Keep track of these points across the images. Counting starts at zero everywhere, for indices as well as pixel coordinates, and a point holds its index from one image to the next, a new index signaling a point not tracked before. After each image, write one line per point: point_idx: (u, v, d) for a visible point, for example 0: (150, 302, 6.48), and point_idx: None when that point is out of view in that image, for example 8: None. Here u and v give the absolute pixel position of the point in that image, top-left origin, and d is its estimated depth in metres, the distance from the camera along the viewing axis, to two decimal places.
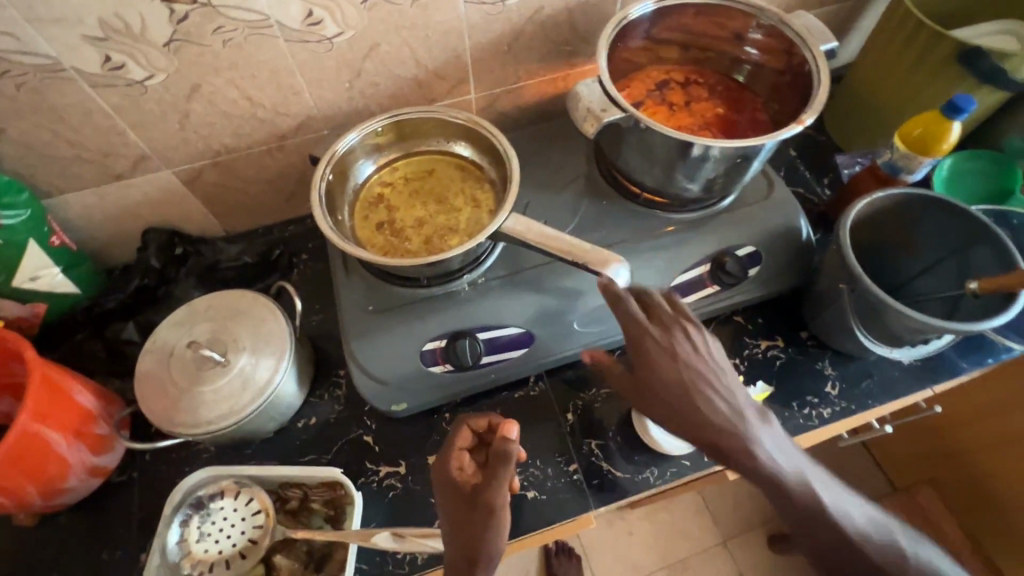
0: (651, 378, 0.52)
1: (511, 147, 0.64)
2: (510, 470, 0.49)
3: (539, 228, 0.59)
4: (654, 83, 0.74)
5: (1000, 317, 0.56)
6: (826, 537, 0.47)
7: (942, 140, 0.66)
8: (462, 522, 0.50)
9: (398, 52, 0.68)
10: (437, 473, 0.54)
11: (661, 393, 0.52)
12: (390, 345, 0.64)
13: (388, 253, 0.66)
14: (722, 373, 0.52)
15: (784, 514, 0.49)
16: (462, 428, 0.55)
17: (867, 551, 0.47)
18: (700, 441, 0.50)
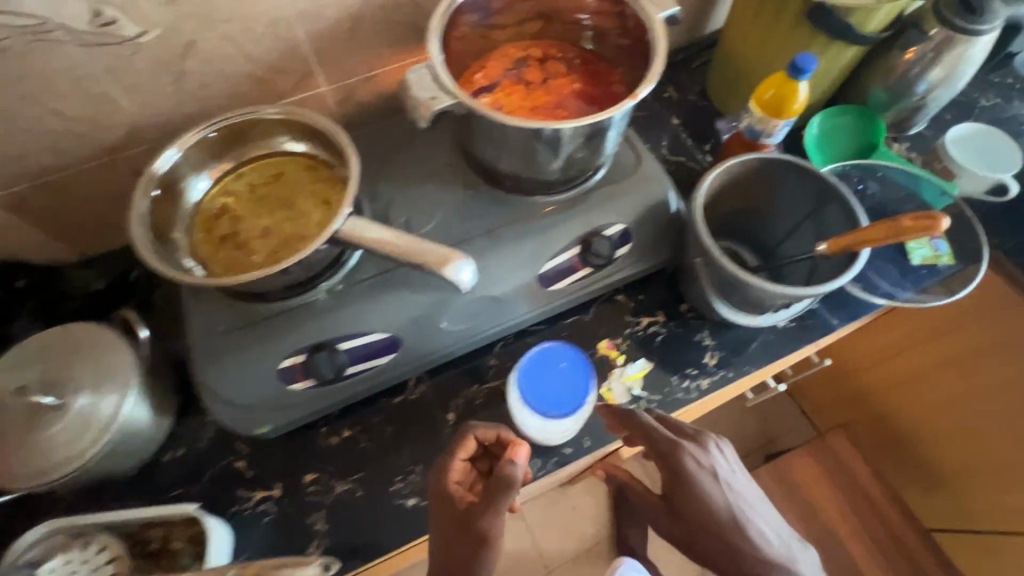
0: (687, 495, 0.56)
1: (350, 143, 0.60)
2: (510, 498, 0.51)
3: (377, 230, 0.55)
4: (511, 61, 0.71)
5: (839, 279, 0.57)
6: None
7: (791, 101, 0.65)
8: (453, 538, 0.53)
9: (220, 49, 0.62)
10: (435, 480, 0.57)
11: (695, 520, 0.56)
12: (245, 366, 0.61)
13: (232, 269, 0.61)
14: (733, 490, 0.57)
15: None
16: (467, 440, 0.59)
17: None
18: (705, 542, 0.56)
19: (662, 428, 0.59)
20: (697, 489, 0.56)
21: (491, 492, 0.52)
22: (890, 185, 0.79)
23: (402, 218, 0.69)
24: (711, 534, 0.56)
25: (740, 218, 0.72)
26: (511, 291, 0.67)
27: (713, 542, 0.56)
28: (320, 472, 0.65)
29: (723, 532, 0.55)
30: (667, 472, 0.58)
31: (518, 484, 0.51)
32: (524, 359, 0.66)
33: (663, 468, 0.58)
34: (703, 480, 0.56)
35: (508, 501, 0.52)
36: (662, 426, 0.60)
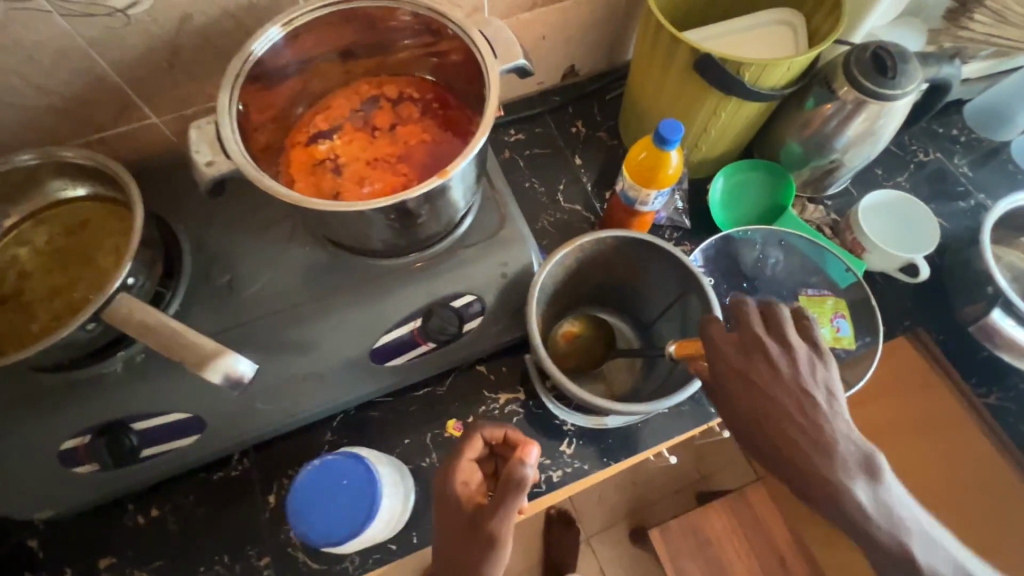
0: (743, 395, 0.44)
1: (137, 199, 0.52)
2: (519, 499, 0.45)
3: (145, 314, 0.48)
4: (360, 100, 0.63)
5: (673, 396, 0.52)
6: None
7: (661, 170, 0.57)
8: (460, 546, 0.46)
9: (0, 81, 0.54)
10: (442, 478, 0.51)
11: (757, 392, 0.43)
12: (14, 449, 0.53)
13: (6, 336, 0.54)
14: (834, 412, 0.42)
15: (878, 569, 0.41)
16: (477, 439, 0.53)
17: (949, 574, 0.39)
18: (800, 484, 0.41)
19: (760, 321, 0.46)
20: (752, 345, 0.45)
21: (501, 493, 0.46)
22: (793, 253, 0.71)
23: (225, 275, 0.61)
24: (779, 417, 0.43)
25: (615, 289, 0.66)
26: (341, 367, 0.61)
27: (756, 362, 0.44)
28: (118, 557, 0.60)
29: (781, 450, 0.42)
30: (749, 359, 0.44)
31: (528, 486, 0.46)
32: (303, 475, 0.55)
33: (745, 420, 0.44)
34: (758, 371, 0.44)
35: (516, 503, 0.46)
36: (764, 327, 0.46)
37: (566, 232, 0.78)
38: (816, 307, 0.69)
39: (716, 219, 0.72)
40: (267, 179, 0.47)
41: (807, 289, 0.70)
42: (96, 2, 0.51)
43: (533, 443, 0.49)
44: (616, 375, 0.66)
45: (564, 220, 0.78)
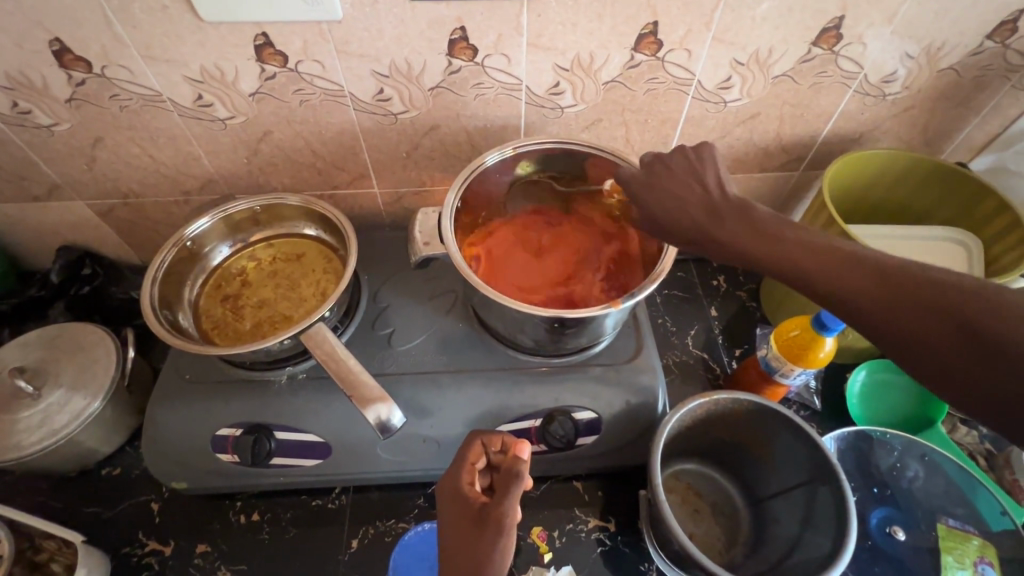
0: (728, 226, 0.47)
1: (355, 251, 0.63)
2: (524, 485, 0.45)
3: (333, 346, 0.57)
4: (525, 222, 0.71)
5: None
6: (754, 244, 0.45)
7: (814, 351, 0.62)
8: (465, 542, 0.44)
9: (292, 141, 0.71)
10: (446, 482, 0.49)
11: (749, 251, 0.46)
12: (184, 421, 0.62)
13: (218, 328, 0.66)
14: (771, 238, 0.45)
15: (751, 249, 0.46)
16: (475, 443, 0.52)
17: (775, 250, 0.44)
18: (723, 228, 0.47)
19: (750, 251, 0.46)
20: (653, 196, 0.53)
21: (506, 482, 0.46)
22: (937, 473, 0.65)
23: (386, 328, 0.69)
24: (726, 229, 0.47)
25: (733, 452, 0.66)
26: (456, 440, 0.64)
27: (748, 236, 0.46)
28: (212, 548, 0.65)
29: (806, 247, 0.43)
30: (687, 201, 0.51)
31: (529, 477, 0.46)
32: (411, 533, 0.65)
33: (750, 243, 0.46)
34: (665, 162, 0.55)
35: (521, 490, 0.46)
36: (757, 245, 0.45)
37: (690, 375, 0.78)
38: (957, 542, 0.61)
39: (851, 412, 0.71)
40: (461, 265, 0.56)
41: (947, 518, 0.63)
42: (381, 106, 0.67)
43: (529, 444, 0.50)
44: (712, 542, 0.63)
45: (689, 363, 0.80)
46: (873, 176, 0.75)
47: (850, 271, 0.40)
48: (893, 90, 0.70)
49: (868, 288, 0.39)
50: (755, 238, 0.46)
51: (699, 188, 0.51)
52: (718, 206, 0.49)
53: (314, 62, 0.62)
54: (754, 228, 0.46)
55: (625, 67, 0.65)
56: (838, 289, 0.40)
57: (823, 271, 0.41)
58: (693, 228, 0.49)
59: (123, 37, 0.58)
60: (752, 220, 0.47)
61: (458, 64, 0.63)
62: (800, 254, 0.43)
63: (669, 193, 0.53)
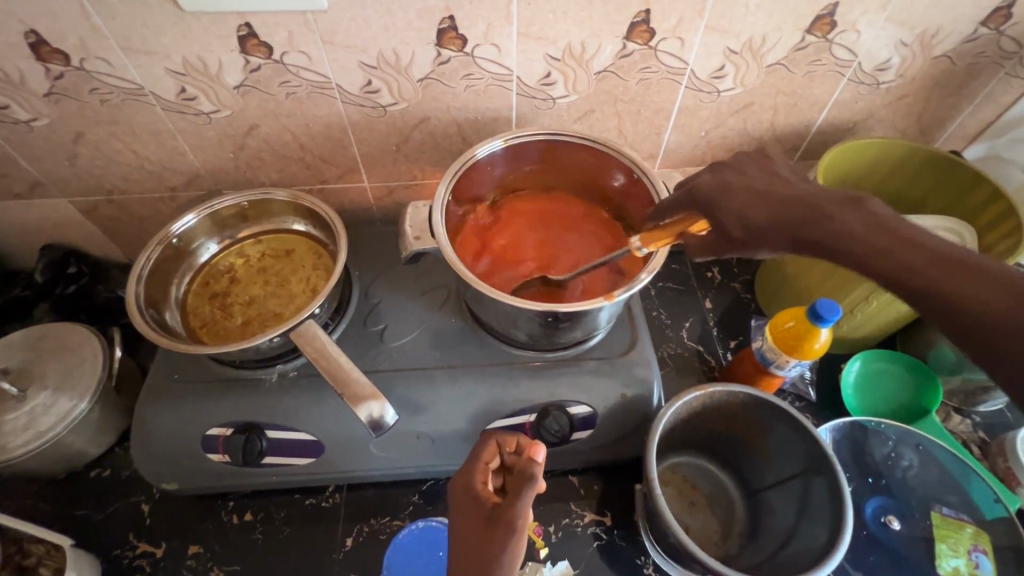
0: (843, 221, 0.43)
1: (345, 246, 0.62)
2: (536, 487, 0.44)
3: (324, 343, 0.56)
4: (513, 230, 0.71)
5: None
6: (872, 240, 0.42)
7: (809, 342, 0.61)
8: (474, 541, 0.43)
9: (279, 135, 0.70)
10: (459, 481, 0.49)
11: (853, 244, 0.42)
12: (173, 421, 0.61)
13: (206, 326, 0.65)
14: (894, 237, 0.41)
15: (868, 246, 0.42)
16: (490, 442, 0.51)
17: (889, 250, 0.41)
18: (835, 222, 0.43)
19: (864, 249, 0.42)
20: (739, 189, 0.49)
21: (519, 484, 0.45)
22: (931, 462, 0.65)
23: (378, 324, 0.68)
24: (836, 222, 0.43)
25: (729, 444, 0.65)
26: (450, 436, 0.63)
27: (867, 234, 0.42)
28: (204, 549, 0.64)
29: (922, 251, 0.40)
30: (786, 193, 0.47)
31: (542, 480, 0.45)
32: (405, 531, 0.65)
33: (863, 242, 0.42)
34: (742, 163, 0.52)
35: (533, 493, 0.45)
36: (875, 244, 0.42)
37: (685, 368, 0.78)
38: (952, 531, 0.62)
39: (846, 402, 0.71)
40: (452, 259, 0.56)
41: (941, 507, 0.64)
42: (369, 98, 0.66)
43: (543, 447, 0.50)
44: (708, 534, 0.63)
45: (684, 355, 0.79)
46: (866, 166, 0.75)
47: (976, 284, 0.37)
48: (887, 79, 0.70)
49: (984, 293, 0.37)
50: (869, 236, 0.42)
51: (792, 184, 0.48)
52: (820, 199, 0.45)
53: (299, 53, 0.60)
54: (871, 224, 0.42)
55: (617, 56, 0.64)
56: (957, 297, 0.38)
57: (947, 279, 0.38)
58: (795, 221, 0.45)
59: (102, 28, 0.56)
60: (870, 218, 0.43)
61: (447, 55, 0.62)
62: (917, 256, 0.40)
63: (754, 183, 0.49)
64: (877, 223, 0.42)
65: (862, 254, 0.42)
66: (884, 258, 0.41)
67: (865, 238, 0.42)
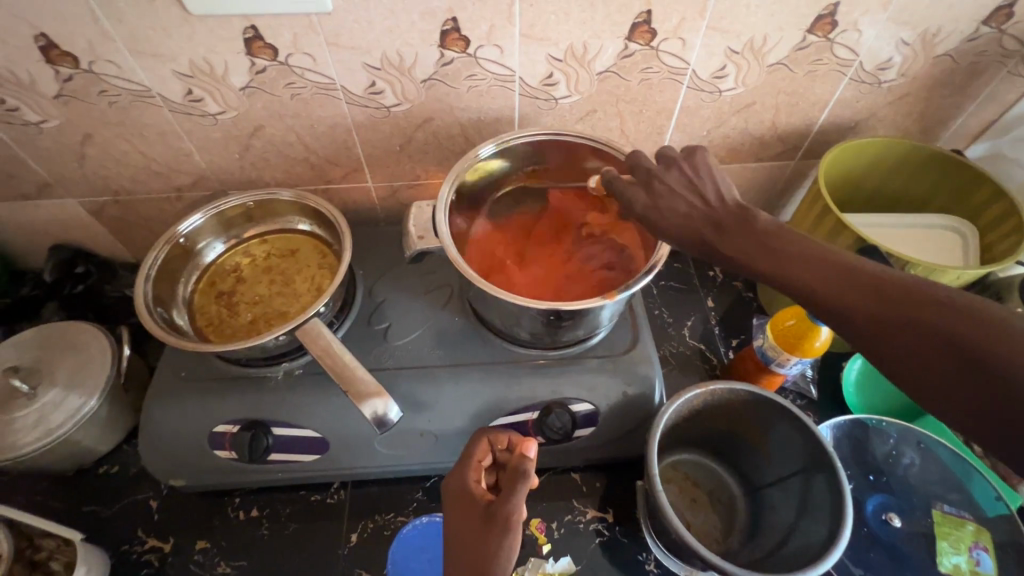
0: (739, 243, 0.46)
1: (350, 245, 0.63)
2: (528, 484, 0.44)
3: (328, 341, 0.57)
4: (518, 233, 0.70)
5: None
6: (759, 258, 0.45)
7: (810, 340, 0.62)
8: (473, 540, 0.44)
9: (284, 136, 0.71)
10: (454, 481, 0.49)
11: (745, 265, 0.46)
12: (181, 418, 0.62)
13: (212, 324, 0.66)
14: (780, 255, 0.44)
15: (755, 264, 0.45)
16: (481, 440, 0.51)
17: (776, 268, 0.44)
18: (730, 246, 0.47)
19: (758, 269, 0.45)
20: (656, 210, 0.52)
21: (512, 481, 0.45)
22: (933, 460, 0.66)
23: (382, 323, 0.68)
24: (731, 245, 0.47)
25: (730, 442, 0.66)
26: (454, 434, 0.64)
27: (756, 252, 0.45)
28: (211, 544, 0.65)
29: (804, 261, 0.43)
30: (693, 214, 0.50)
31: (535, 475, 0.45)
32: (409, 526, 0.66)
33: (752, 260, 0.45)
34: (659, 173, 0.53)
35: (527, 488, 0.45)
36: (765, 263, 0.45)
37: (687, 366, 0.79)
38: (953, 527, 0.62)
39: (848, 400, 0.71)
40: (456, 258, 0.56)
41: (942, 504, 0.64)
42: (373, 99, 0.67)
43: (535, 443, 0.49)
44: (710, 531, 0.64)
45: (686, 354, 0.80)
46: (867, 166, 0.75)
47: (854, 289, 0.40)
48: (888, 78, 0.70)
49: (859, 300, 0.39)
50: (757, 256, 0.45)
51: (698, 199, 0.50)
52: (722, 220, 0.48)
53: (303, 55, 0.61)
54: (758, 241, 0.46)
55: (619, 57, 0.64)
56: (838, 305, 0.40)
57: (828, 287, 0.41)
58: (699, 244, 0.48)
59: (110, 31, 0.57)
60: (760, 236, 0.46)
61: (450, 56, 0.63)
62: (803, 270, 0.43)
63: (675, 204, 0.51)
64: (766, 241, 0.45)
65: (754, 272, 0.45)
66: (771, 273, 0.44)
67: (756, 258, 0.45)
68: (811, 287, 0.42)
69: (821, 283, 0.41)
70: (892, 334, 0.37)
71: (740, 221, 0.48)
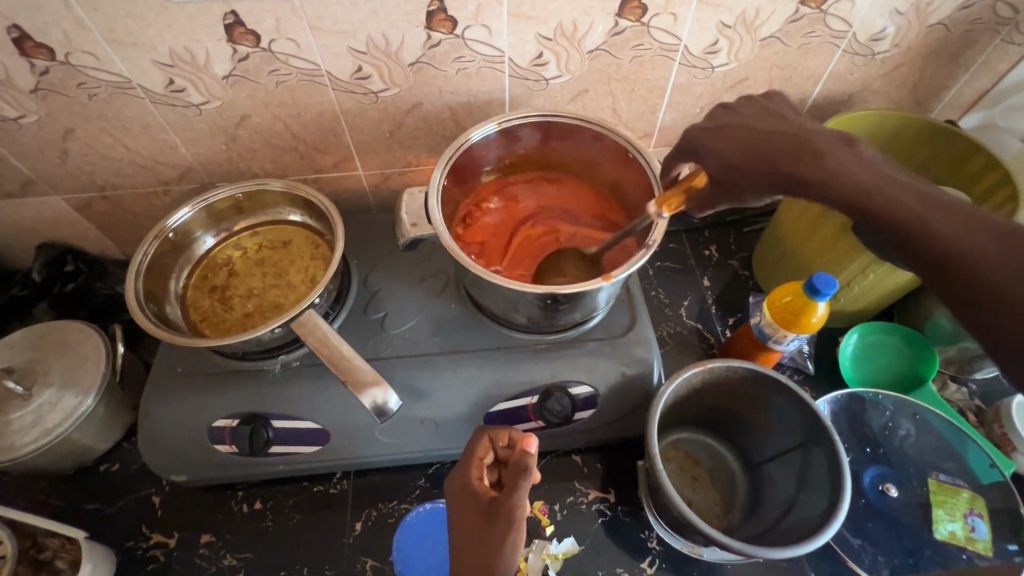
0: (825, 161, 0.45)
1: (343, 234, 0.62)
2: (531, 478, 0.44)
3: (324, 332, 0.56)
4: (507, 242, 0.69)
5: (795, 548, 0.50)
6: (848, 176, 0.44)
7: (807, 316, 0.62)
8: (477, 538, 0.44)
9: (271, 126, 0.69)
10: (455, 479, 0.49)
11: (827, 181, 0.44)
12: (179, 413, 0.61)
13: (207, 319, 0.66)
14: (872, 178, 0.43)
15: (842, 181, 0.44)
16: (482, 437, 0.51)
17: (866, 185, 0.43)
18: (815, 162, 0.45)
19: (841, 183, 0.44)
20: (735, 133, 0.51)
21: (514, 477, 0.45)
22: (928, 430, 0.67)
23: (378, 312, 0.68)
24: (823, 162, 0.45)
25: (729, 419, 0.66)
26: (454, 420, 0.64)
27: (850, 171, 0.44)
28: (216, 538, 0.65)
29: (900, 188, 0.42)
30: (773, 139, 0.48)
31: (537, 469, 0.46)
32: (413, 514, 0.66)
33: (839, 179, 0.44)
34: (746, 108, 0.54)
35: (529, 483, 0.45)
36: (854, 180, 0.44)
37: (684, 346, 0.79)
38: (948, 495, 0.63)
39: (843, 374, 0.72)
40: (449, 244, 0.55)
41: (938, 473, 0.65)
42: (361, 84, 0.65)
43: (535, 437, 0.48)
44: (710, 508, 0.64)
45: (683, 334, 0.80)
46: (860, 139, 0.75)
47: (952, 220, 0.39)
48: (882, 49, 0.69)
49: (961, 229, 0.39)
50: (846, 176, 0.44)
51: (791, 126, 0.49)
52: (818, 140, 0.47)
53: (287, 41, 0.60)
54: (853, 163, 0.45)
55: (609, 34, 0.63)
56: (935, 232, 0.39)
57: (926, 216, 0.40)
58: (780, 159, 0.47)
59: (86, 21, 0.55)
60: (859, 159, 0.45)
61: (437, 37, 0.61)
62: (912, 199, 0.41)
63: (741, 131, 0.51)
64: (864, 164, 0.44)
65: (836, 190, 0.44)
66: (860, 192, 0.43)
67: (840, 177, 0.44)
68: (904, 210, 0.41)
69: (920, 206, 0.41)
70: (986, 265, 0.37)
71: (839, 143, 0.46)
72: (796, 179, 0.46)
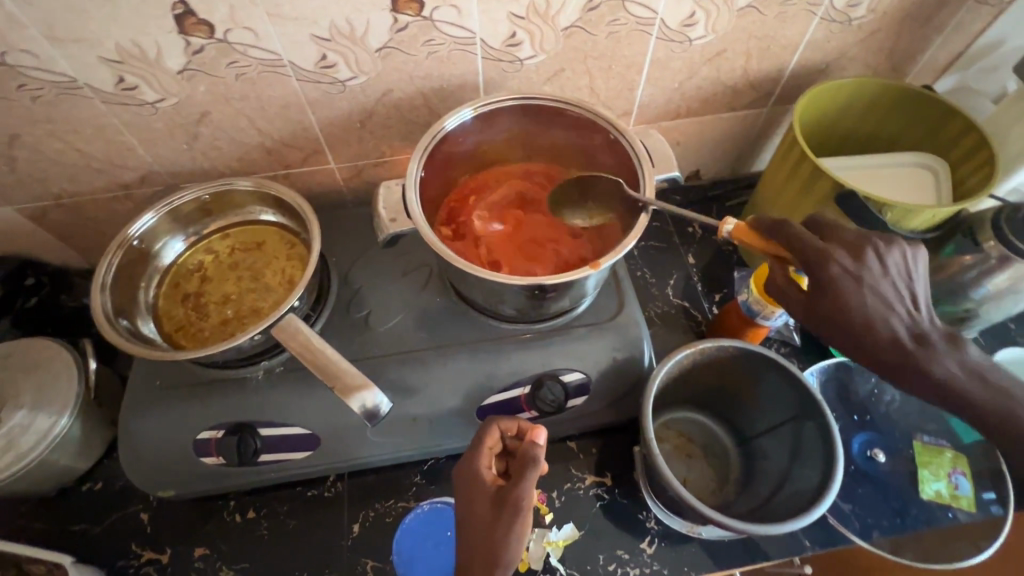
0: (942, 370, 0.46)
1: (319, 232, 0.59)
2: (539, 468, 0.45)
3: (308, 337, 0.55)
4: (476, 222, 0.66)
5: (793, 523, 0.51)
6: (959, 387, 0.46)
7: None
8: (483, 527, 0.44)
9: (234, 121, 0.66)
10: (463, 469, 0.49)
11: (942, 389, 0.46)
12: (161, 428, 0.59)
13: (182, 329, 0.63)
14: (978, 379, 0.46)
15: (956, 386, 0.46)
16: (491, 427, 0.50)
17: (972, 399, 0.46)
18: (937, 366, 0.45)
19: (949, 386, 0.46)
20: (851, 303, 0.46)
21: (523, 465, 0.45)
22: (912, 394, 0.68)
23: (361, 311, 0.66)
24: (938, 369, 0.46)
25: (720, 397, 0.67)
26: (447, 416, 0.63)
27: (961, 381, 0.46)
28: (211, 550, 0.64)
29: (1001, 395, 0.46)
30: (883, 330, 0.46)
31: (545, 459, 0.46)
32: (410, 516, 0.65)
33: (950, 385, 0.46)
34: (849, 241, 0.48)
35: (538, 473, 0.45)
36: (963, 384, 0.46)
37: (673, 325, 0.79)
38: (932, 456, 0.66)
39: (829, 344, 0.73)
40: (430, 237, 0.54)
41: (921, 435, 0.67)
42: (327, 74, 0.62)
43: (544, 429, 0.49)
44: (705, 485, 0.65)
45: (671, 313, 0.80)
46: (839, 107, 0.74)
47: None
48: (859, 14, 0.68)
49: None
50: (955, 380, 0.46)
51: (898, 301, 0.47)
52: (933, 337, 0.46)
53: (244, 30, 0.56)
54: (961, 368, 0.46)
55: (583, 10, 0.61)
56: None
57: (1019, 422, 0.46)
58: (896, 359, 0.46)
59: (20, 17, 0.51)
60: (964, 363, 0.46)
61: (404, 20, 0.58)
62: (1012, 410, 0.46)
63: (854, 300, 0.46)
64: (972, 367, 0.46)
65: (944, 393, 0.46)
66: (966, 397, 0.46)
67: (953, 384, 0.46)
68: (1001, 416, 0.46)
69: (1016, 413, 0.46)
70: None
71: (945, 343, 0.47)
72: (912, 382, 0.46)
